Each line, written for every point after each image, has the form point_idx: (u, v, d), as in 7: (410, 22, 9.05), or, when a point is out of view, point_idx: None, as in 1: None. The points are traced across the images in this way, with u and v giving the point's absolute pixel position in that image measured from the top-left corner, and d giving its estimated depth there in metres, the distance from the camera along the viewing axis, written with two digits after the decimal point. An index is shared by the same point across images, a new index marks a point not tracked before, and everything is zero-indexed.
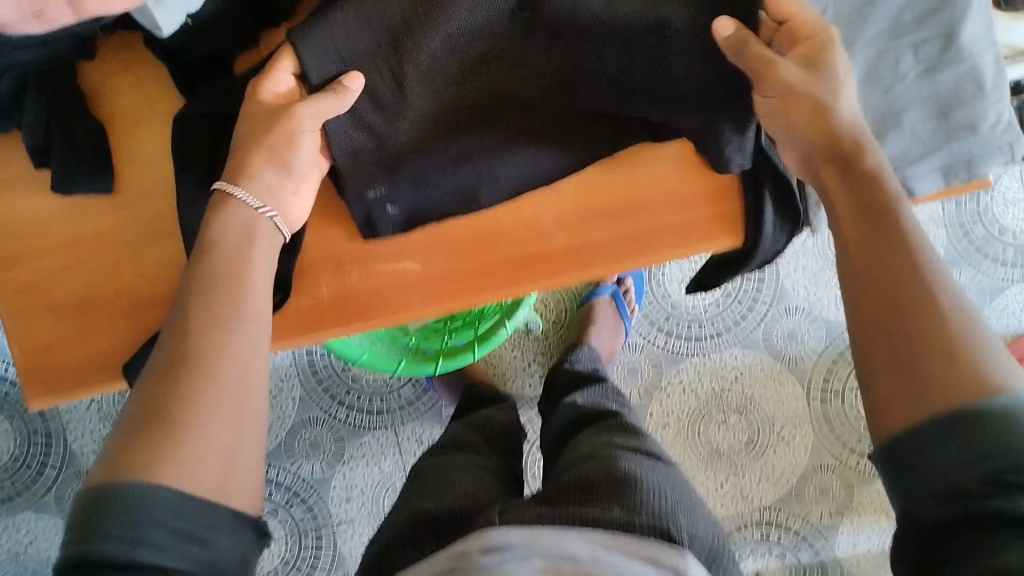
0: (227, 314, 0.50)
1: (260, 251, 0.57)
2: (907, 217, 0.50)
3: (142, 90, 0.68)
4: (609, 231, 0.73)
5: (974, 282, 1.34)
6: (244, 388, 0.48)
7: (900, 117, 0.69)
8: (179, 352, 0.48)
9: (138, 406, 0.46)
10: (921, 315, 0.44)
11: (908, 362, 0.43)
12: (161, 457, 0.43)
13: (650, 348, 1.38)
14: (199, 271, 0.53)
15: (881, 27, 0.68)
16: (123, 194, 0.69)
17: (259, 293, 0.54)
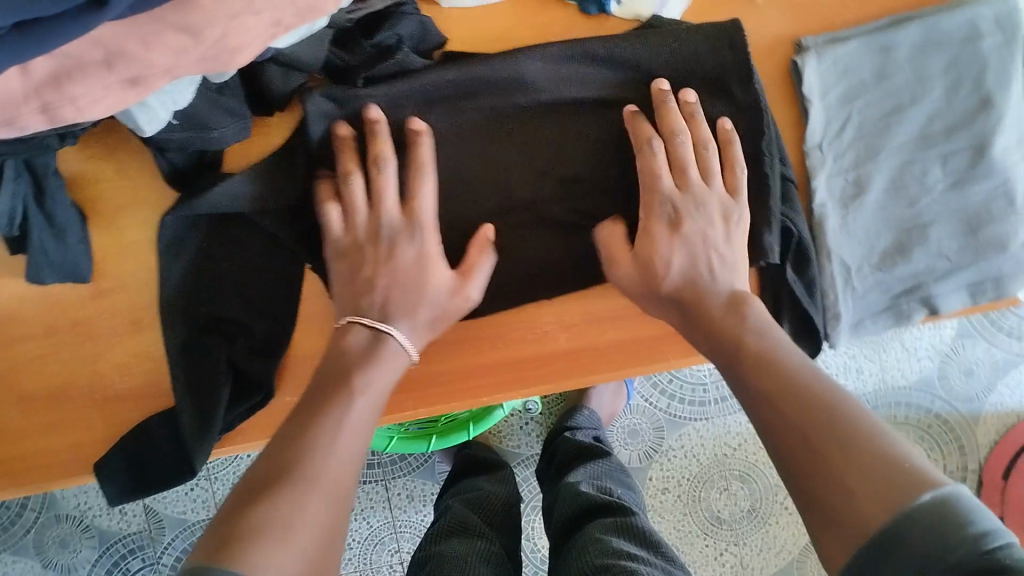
0: (327, 428, 0.52)
1: (395, 376, 0.59)
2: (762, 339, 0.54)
3: (128, 178, 0.65)
4: (615, 335, 0.69)
5: (989, 355, 1.19)
6: (337, 497, 0.48)
7: (926, 231, 0.65)
8: (290, 462, 0.49)
9: (226, 524, 0.44)
10: (824, 442, 0.44)
11: (829, 492, 0.43)
12: (264, 552, 0.43)
13: (653, 411, 1.28)
14: (341, 397, 0.55)
15: (906, 137, 0.65)
16: (104, 284, 0.66)
17: (363, 422, 0.55)
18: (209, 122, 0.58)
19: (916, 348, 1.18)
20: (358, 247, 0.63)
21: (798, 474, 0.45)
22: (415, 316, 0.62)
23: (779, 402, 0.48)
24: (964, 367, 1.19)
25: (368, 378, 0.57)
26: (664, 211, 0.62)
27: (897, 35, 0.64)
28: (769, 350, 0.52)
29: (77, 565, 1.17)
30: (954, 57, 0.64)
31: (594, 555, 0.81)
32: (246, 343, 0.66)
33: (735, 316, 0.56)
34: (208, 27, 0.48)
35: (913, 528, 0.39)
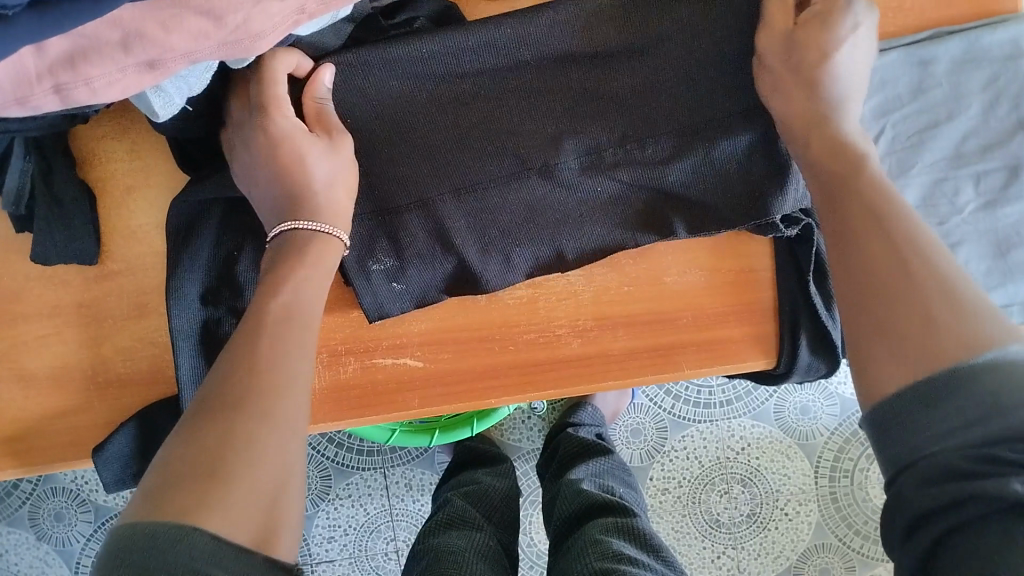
0: (268, 324, 0.48)
1: (332, 266, 0.56)
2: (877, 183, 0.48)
3: (139, 158, 0.64)
4: (628, 341, 0.67)
5: None
6: (298, 419, 0.45)
7: (954, 251, 0.63)
8: (226, 385, 0.44)
9: (157, 472, 0.40)
10: (884, 267, 0.42)
11: (904, 333, 0.40)
12: (207, 501, 0.38)
13: (657, 410, 1.26)
14: (266, 292, 0.51)
15: (939, 155, 0.63)
16: (110, 267, 0.65)
17: (302, 313, 0.50)
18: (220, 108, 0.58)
19: None
20: (239, 132, 0.58)
21: (881, 301, 0.42)
22: (315, 213, 0.56)
23: (858, 239, 0.45)
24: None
25: (297, 265, 0.53)
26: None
27: (937, 48, 0.62)
28: (868, 177, 0.49)
29: (72, 539, 1.17)
30: (994, 74, 0.62)
31: (593, 556, 0.80)
32: None
33: (845, 144, 0.52)
34: (229, 11, 0.47)
35: (968, 381, 0.37)
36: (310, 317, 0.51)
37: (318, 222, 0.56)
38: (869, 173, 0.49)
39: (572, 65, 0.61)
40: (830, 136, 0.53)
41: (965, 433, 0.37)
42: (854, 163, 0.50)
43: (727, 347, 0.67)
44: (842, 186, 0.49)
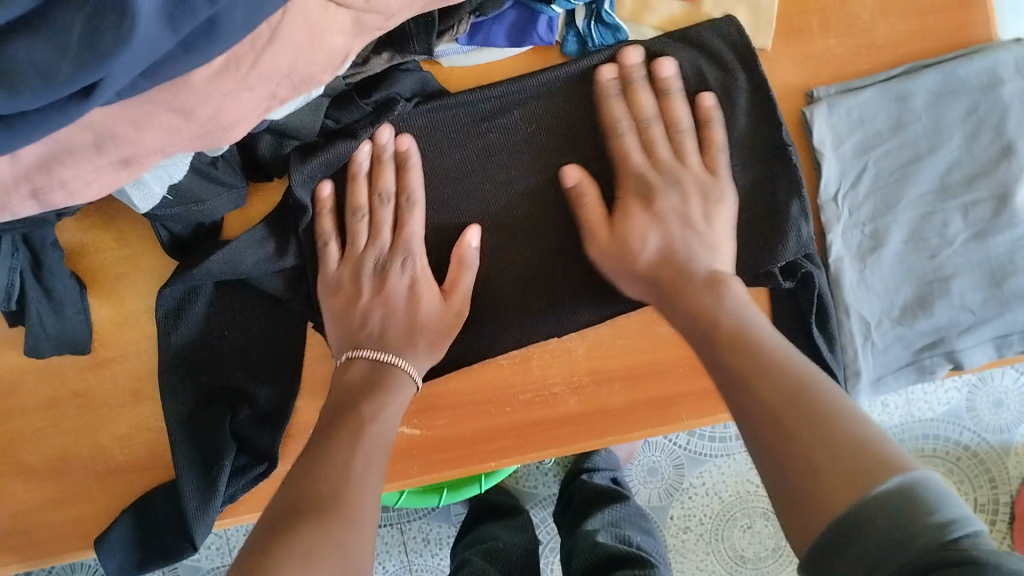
0: (344, 440, 0.54)
1: (404, 403, 0.60)
2: (745, 337, 0.50)
3: (127, 247, 0.64)
4: (626, 395, 0.67)
5: (1019, 384, 1.15)
6: (365, 517, 0.49)
7: (948, 284, 0.63)
8: (300, 487, 0.49)
9: (245, 560, 0.45)
10: (766, 423, 0.44)
11: (802, 470, 0.41)
12: None
13: (672, 447, 1.24)
14: (352, 424, 0.56)
15: (923, 187, 0.63)
16: (105, 354, 0.65)
17: (377, 426, 0.57)
18: (201, 195, 0.58)
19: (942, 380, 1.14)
20: (354, 274, 0.63)
21: (788, 436, 0.42)
22: (415, 344, 0.63)
23: (750, 386, 0.46)
24: (992, 397, 1.15)
25: (380, 405, 0.58)
26: (638, 186, 0.61)
27: (912, 83, 0.62)
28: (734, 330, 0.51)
29: None
30: (973, 103, 0.62)
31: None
32: (249, 413, 0.65)
33: (712, 293, 0.55)
34: (200, 105, 0.48)
35: (882, 513, 0.37)
36: (390, 435, 0.57)
37: (393, 357, 0.62)
38: (752, 339, 0.49)
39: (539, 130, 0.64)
40: (726, 303, 0.54)
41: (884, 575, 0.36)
42: (722, 321, 0.52)
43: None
44: (711, 342, 0.51)
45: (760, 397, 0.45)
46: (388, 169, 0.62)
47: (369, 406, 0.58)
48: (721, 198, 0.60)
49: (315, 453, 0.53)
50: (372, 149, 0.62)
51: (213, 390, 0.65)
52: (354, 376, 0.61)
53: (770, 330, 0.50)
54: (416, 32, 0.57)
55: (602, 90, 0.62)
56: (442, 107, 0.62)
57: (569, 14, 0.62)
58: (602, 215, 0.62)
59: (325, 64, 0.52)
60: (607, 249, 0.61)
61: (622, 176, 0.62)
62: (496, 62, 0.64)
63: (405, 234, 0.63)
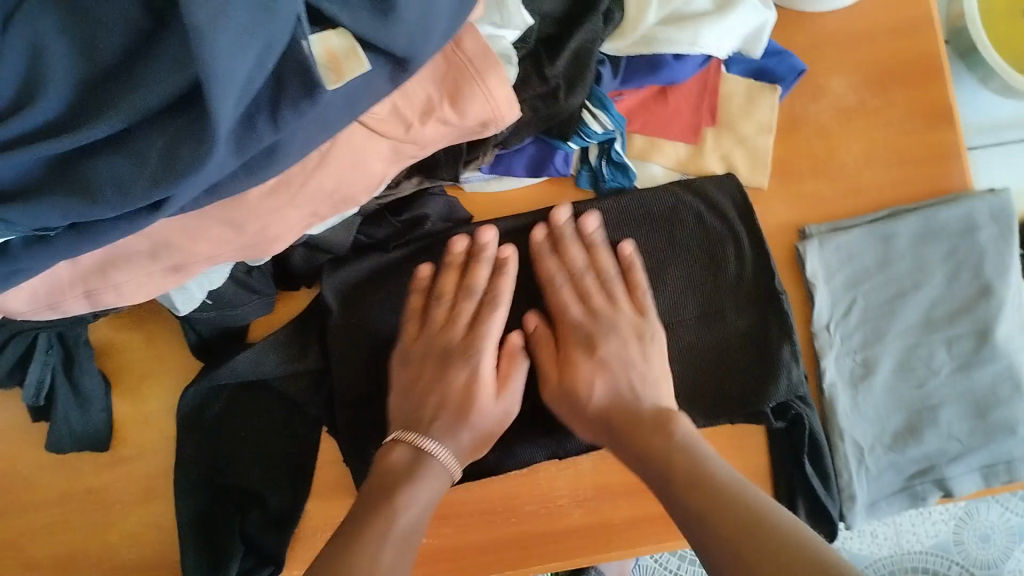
0: (373, 534, 0.54)
1: (439, 490, 0.60)
2: (696, 478, 0.53)
3: (155, 348, 0.67)
4: (628, 511, 0.69)
5: (1004, 519, 1.16)
6: None
7: (935, 413, 0.66)
8: None
9: None
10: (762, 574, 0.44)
11: None
12: None
13: (662, 571, 1.23)
14: (386, 513, 0.56)
15: (910, 321, 0.67)
16: (122, 451, 0.67)
17: (413, 512, 0.57)
18: (236, 302, 0.61)
19: (930, 512, 1.16)
20: (425, 355, 0.66)
21: (762, 561, 0.44)
22: (457, 438, 0.63)
23: (709, 517, 0.49)
24: (980, 532, 1.16)
25: (413, 495, 0.58)
26: (580, 337, 0.65)
27: (897, 225, 0.67)
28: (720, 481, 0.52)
29: None
30: (953, 245, 0.67)
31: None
32: (257, 516, 0.66)
33: (662, 434, 0.58)
34: (249, 219, 0.52)
35: None
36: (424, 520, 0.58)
37: (433, 449, 0.62)
38: (712, 476, 0.53)
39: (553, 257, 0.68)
40: (676, 438, 0.57)
41: None
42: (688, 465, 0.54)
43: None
44: (664, 481, 0.55)
45: (717, 530, 0.48)
46: (481, 267, 0.65)
47: (404, 492, 0.58)
48: (654, 339, 0.64)
49: (344, 542, 0.53)
50: (471, 245, 0.66)
51: (225, 490, 0.66)
52: (396, 459, 0.60)
53: (739, 483, 0.52)
54: (444, 160, 0.62)
55: (536, 251, 0.66)
56: (462, 232, 0.67)
57: (584, 151, 0.68)
58: (553, 361, 0.65)
59: (364, 186, 0.57)
60: (555, 394, 0.64)
61: (564, 332, 0.66)
62: (516, 190, 0.70)
63: (484, 330, 0.65)
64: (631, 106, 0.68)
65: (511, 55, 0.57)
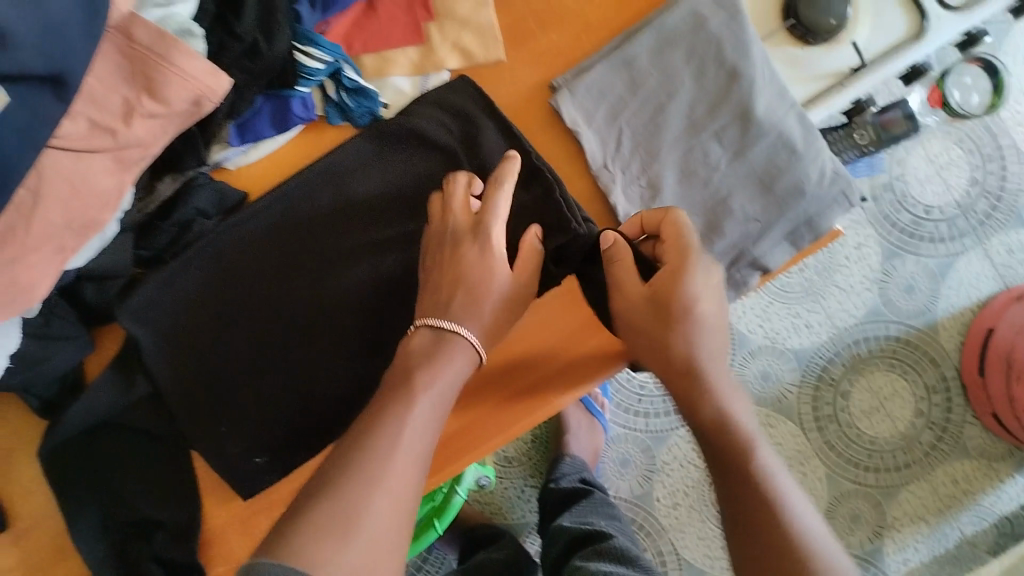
0: (403, 402, 0.57)
1: (460, 374, 0.60)
2: (705, 360, 0.61)
3: (10, 424, 0.70)
4: (496, 399, 0.71)
5: (922, 266, 1.36)
6: (373, 487, 0.53)
7: (727, 204, 0.69)
8: (336, 478, 0.53)
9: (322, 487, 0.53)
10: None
11: (742, 500, 0.59)
12: (313, 554, 0.49)
13: (634, 435, 1.35)
14: (404, 392, 0.58)
15: (677, 129, 0.70)
16: (19, 527, 0.69)
17: (435, 382, 0.58)
18: (43, 355, 0.64)
19: (852, 286, 1.36)
20: (228, 387, 0.69)
21: (730, 472, 0.60)
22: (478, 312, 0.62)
23: (722, 423, 0.61)
24: (904, 284, 1.36)
25: (433, 377, 0.59)
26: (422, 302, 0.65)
27: (632, 48, 0.70)
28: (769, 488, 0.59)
29: None
30: (690, 46, 0.70)
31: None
32: (162, 536, 0.68)
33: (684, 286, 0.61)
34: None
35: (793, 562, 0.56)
36: (449, 395, 0.59)
37: (451, 326, 0.61)
38: (755, 459, 0.60)
39: (318, 199, 0.70)
40: (691, 302, 0.60)
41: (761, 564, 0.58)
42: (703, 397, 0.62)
43: (567, 377, 0.71)
44: (680, 373, 0.62)
45: (697, 419, 0.62)
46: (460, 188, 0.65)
47: (396, 406, 0.57)
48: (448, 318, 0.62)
49: (371, 416, 0.57)
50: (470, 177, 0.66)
51: (118, 526, 0.68)
52: (421, 343, 0.61)
53: (796, 495, 0.60)
54: (184, 151, 0.63)
55: (310, 194, 0.70)
56: (239, 220, 0.69)
57: (323, 89, 0.70)
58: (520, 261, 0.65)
59: (102, 206, 0.57)
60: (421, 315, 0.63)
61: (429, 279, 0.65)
62: (275, 148, 0.71)
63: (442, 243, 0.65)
64: (348, 31, 0.71)
65: (194, 30, 0.58)
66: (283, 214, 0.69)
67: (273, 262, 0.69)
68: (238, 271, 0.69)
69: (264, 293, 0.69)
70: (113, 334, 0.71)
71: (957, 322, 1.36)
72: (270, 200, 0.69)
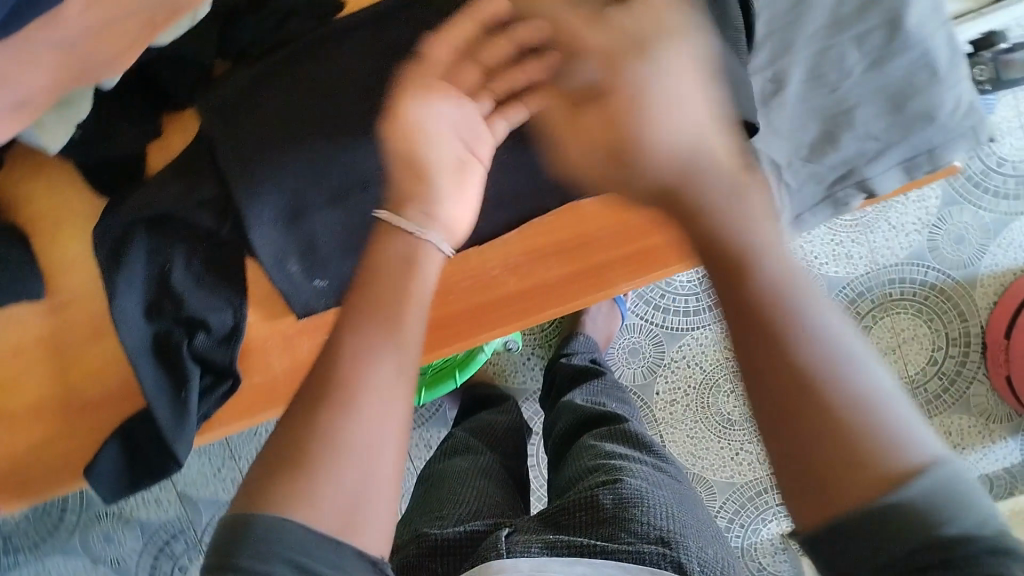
0: (339, 338, 0.42)
1: (432, 280, 0.46)
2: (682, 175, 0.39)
3: (62, 193, 0.67)
4: (560, 269, 0.72)
5: (978, 218, 1.26)
6: (378, 423, 0.39)
7: (851, 115, 0.65)
8: (315, 396, 0.40)
9: (274, 442, 0.39)
10: (810, 409, 0.34)
11: (759, 352, 0.36)
12: (303, 497, 0.37)
13: (649, 327, 1.34)
14: (370, 291, 0.43)
15: (817, 25, 0.64)
16: (58, 299, 0.68)
17: (410, 310, 0.43)
18: None
19: (902, 226, 1.25)
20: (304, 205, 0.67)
21: (733, 303, 0.37)
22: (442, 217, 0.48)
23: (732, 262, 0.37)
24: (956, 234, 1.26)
25: (410, 286, 0.44)
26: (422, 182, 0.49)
27: None
28: (786, 286, 0.36)
29: (125, 556, 1.15)
30: None
31: (591, 458, 0.89)
32: (205, 338, 0.68)
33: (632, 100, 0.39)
34: (79, 38, 0.47)
35: (913, 514, 0.32)
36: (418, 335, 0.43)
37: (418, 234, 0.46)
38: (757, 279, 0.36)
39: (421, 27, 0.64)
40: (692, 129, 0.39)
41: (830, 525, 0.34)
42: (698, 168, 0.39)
43: (669, 253, 0.70)
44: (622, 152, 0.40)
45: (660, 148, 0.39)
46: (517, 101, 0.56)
47: (361, 314, 0.42)
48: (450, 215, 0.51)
49: (328, 347, 0.41)
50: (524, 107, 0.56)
51: (164, 319, 0.68)
52: (392, 249, 0.45)
53: (873, 403, 0.34)
54: None
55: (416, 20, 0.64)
56: (331, 34, 0.64)
57: None
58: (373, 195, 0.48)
59: None
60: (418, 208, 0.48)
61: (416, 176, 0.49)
62: None
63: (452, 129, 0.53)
64: None
65: None
66: (382, 37, 0.65)
67: (364, 84, 0.65)
68: (327, 87, 0.65)
69: (349, 116, 0.65)
70: (182, 121, 0.66)
71: (996, 283, 1.26)
72: (373, 15, 0.64)
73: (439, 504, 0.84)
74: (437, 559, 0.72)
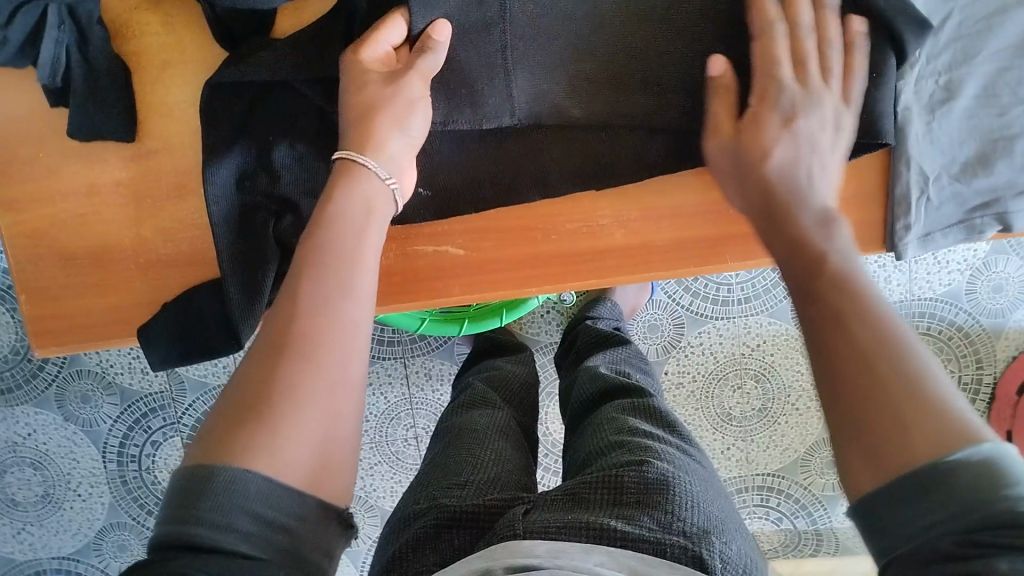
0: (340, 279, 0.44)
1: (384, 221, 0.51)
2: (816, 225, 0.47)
3: (177, 34, 0.62)
4: (674, 232, 0.66)
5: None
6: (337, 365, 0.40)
7: (1013, 143, 0.62)
8: (281, 330, 0.41)
9: (264, 337, 0.41)
10: (881, 377, 0.35)
11: (826, 310, 0.39)
12: (253, 448, 0.36)
13: (675, 305, 1.14)
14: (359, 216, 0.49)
15: (1007, 42, 0.61)
16: (147, 145, 0.63)
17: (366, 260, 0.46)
18: None
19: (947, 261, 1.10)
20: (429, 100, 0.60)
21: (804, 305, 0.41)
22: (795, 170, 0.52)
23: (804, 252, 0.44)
24: (993, 283, 1.10)
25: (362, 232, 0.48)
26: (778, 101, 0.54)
27: None
28: (847, 279, 0.41)
29: (99, 420, 1.07)
30: None
31: (609, 432, 0.67)
32: (293, 221, 0.64)
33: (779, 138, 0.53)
34: None
35: (962, 478, 0.32)
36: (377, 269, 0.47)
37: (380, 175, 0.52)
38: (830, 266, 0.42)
39: None
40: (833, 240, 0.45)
41: (941, 526, 0.32)
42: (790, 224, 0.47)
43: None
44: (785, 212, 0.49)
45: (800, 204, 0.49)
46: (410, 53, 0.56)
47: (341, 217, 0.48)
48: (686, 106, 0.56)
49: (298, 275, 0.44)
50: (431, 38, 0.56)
51: (256, 192, 0.63)
52: (362, 188, 0.51)
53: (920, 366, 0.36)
54: None
55: None
56: None
57: None
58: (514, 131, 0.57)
59: None
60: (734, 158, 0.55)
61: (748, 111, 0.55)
62: None
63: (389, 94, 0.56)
64: None
65: None
66: None
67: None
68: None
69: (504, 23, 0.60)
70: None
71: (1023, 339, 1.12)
72: None
73: (438, 476, 0.63)
74: (454, 530, 0.54)
